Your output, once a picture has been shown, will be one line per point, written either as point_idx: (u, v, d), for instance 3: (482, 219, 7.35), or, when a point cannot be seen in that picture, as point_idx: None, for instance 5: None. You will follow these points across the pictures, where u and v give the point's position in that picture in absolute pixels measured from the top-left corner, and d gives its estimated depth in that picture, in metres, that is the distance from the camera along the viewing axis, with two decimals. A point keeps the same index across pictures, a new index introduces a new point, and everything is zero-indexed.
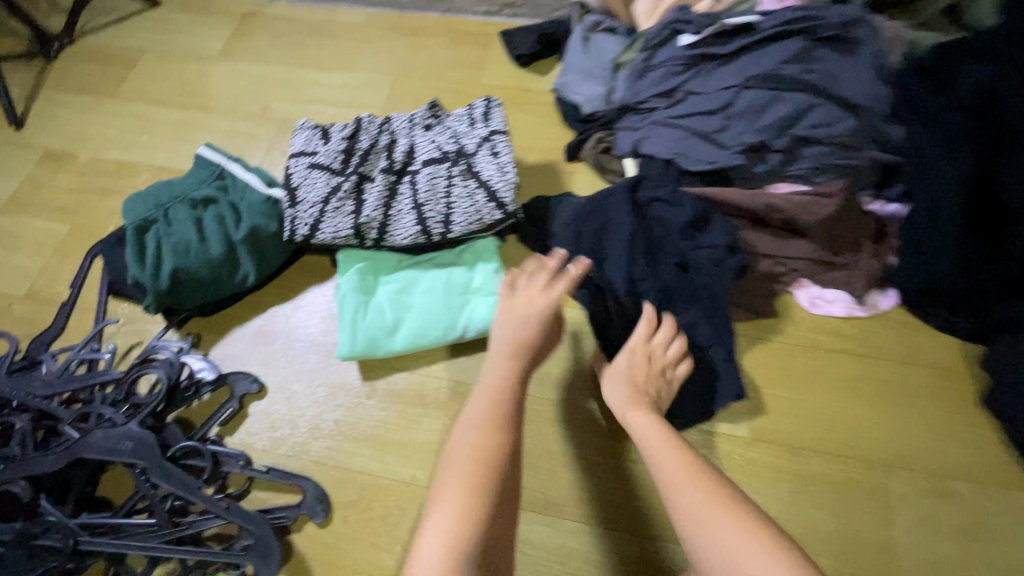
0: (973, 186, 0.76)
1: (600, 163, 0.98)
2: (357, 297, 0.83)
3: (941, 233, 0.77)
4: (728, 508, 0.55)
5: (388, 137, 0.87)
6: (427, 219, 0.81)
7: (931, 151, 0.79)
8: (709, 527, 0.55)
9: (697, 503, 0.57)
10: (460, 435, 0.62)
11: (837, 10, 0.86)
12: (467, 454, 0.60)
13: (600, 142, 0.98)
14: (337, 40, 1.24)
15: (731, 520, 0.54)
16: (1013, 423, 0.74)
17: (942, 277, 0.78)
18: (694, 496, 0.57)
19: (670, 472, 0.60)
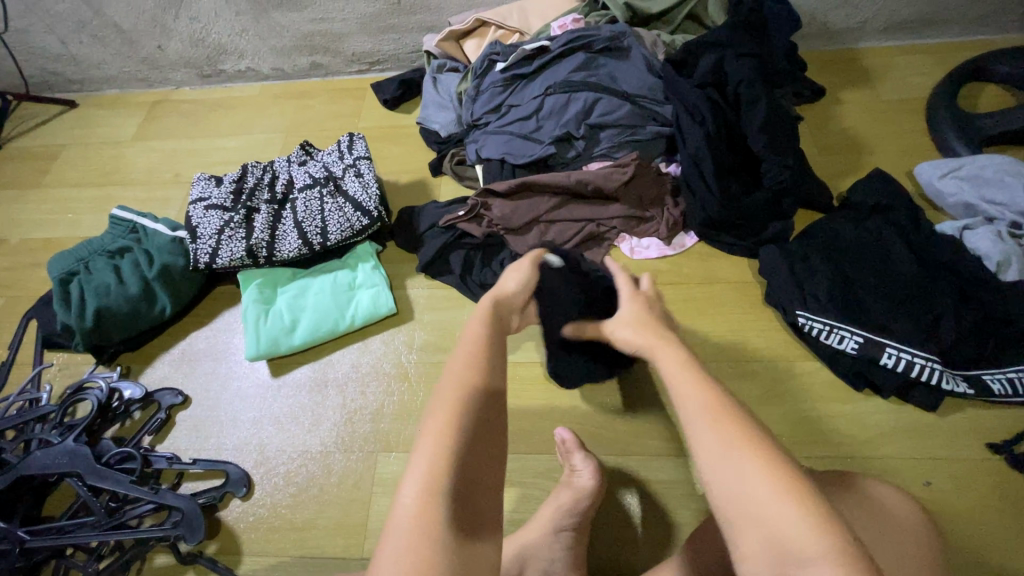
0: (716, 141, 1.01)
1: (457, 172, 1.18)
2: (258, 307, 1.00)
3: (703, 179, 1.01)
4: (748, 445, 0.45)
5: (271, 176, 1.06)
6: (307, 233, 1.00)
7: (687, 119, 1.03)
8: (708, 433, 0.46)
9: (716, 441, 0.46)
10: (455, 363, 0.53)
11: (606, 28, 1.12)
12: (462, 387, 0.51)
13: (455, 156, 1.20)
14: (235, 111, 1.46)
15: (731, 429, 0.46)
16: (785, 308, 0.93)
17: (715, 210, 1.00)
18: (721, 434, 0.46)
19: (672, 376, 0.53)
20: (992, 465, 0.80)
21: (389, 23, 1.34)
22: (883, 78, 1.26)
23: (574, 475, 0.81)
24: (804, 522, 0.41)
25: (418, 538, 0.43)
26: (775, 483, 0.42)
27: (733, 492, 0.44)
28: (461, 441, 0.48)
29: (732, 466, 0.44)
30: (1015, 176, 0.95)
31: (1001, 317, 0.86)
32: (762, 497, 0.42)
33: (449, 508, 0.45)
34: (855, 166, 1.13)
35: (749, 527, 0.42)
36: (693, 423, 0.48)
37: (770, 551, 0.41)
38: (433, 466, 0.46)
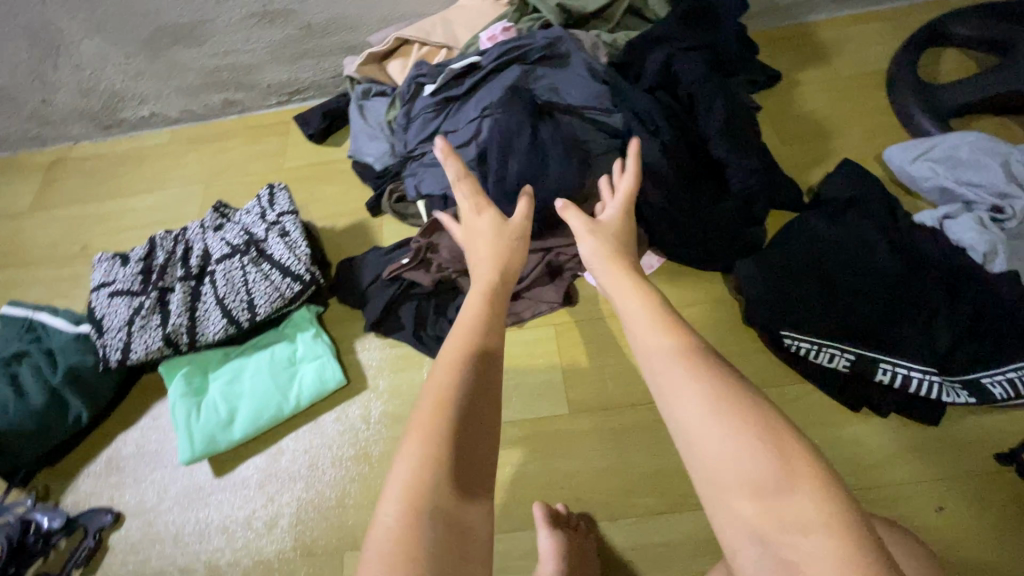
0: (672, 151, 0.91)
1: (399, 212, 1.07)
2: (187, 400, 0.88)
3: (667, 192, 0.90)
4: (718, 403, 0.49)
5: (183, 247, 0.93)
6: (231, 310, 0.88)
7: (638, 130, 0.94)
8: (693, 407, 0.50)
9: (686, 404, 0.50)
10: (445, 374, 0.57)
11: (540, 35, 1.02)
12: (451, 392, 0.55)
13: (393, 193, 1.08)
14: (145, 164, 1.30)
15: (706, 398, 0.49)
16: (768, 329, 0.86)
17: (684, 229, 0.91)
18: (688, 396, 0.50)
19: (649, 355, 0.56)
20: (1003, 477, 0.75)
21: (303, 48, 1.20)
22: (839, 53, 1.19)
23: (540, 562, 0.72)
24: (795, 488, 0.44)
25: (400, 540, 0.45)
26: (753, 447, 0.46)
27: (719, 461, 0.47)
28: (446, 447, 0.51)
29: (714, 434, 0.48)
30: (990, 155, 0.89)
31: (995, 312, 0.80)
32: (748, 465, 0.46)
33: (435, 516, 0.47)
34: (822, 155, 1.06)
35: (738, 490, 0.46)
36: (676, 398, 0.51)
37: (760, 511, 0.44)
38: (421, 469, 0.50)
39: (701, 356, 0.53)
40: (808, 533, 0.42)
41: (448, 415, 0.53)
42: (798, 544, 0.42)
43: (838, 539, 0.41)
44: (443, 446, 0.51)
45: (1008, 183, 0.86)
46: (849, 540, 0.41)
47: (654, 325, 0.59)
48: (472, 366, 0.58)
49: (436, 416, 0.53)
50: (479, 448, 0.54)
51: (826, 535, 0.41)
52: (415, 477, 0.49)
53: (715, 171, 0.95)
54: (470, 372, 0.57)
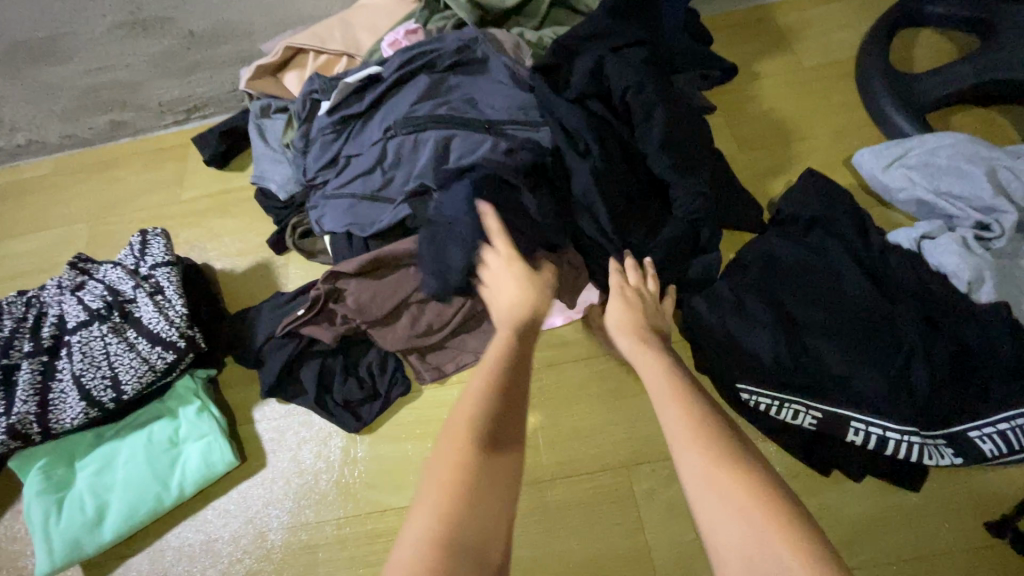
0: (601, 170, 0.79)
1: (304, 250, 0.92)
2: (45, 499, 0.74)
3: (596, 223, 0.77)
4: (722, 468, 0.45)
5: (36, 313, 0.79)
6: (90, 389, 0.74)
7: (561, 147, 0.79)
8: (694, 470, 0.46)
9: (692, 466, 0.46)
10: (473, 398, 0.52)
11: (451, 37, 0.86)
12: (476, 418, 0.50)
13: (297, 227, 0.93)
14: (25, 200, 1.15)
15: (709, 461, 0.46)
16: (722, 379, 0.74)
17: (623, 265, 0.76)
18: (692, 458, 0.46)
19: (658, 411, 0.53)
20: (993, 548, 0.64)
21: (190, 61, 1.04)
22: (803, 39, 1.05)
23: None
24: (795, 569, 0.38)
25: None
26: (751, 521, 0.41)
27: (723, 532, 0.42)
28: (476, 484, 0.45)
29: (713, 504, 0.44)
30: (972, 161, 0.76)
31: (981, 351, 0.68)
32: (749, 542, 0.40)
33: (459, 556, 0.41)
34: (783, 160, 0.93)
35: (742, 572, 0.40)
36: (680, 460, 0.48)
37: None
38: (448, 509, 0.43)
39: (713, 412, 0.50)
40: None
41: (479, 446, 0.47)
42: None
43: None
44: (472, 482, 0.45)
45: (995, 195, 0.74)
46: None
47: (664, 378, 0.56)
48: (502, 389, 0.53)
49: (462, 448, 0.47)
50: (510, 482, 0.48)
51: None
52: (438, 517, 0.43)
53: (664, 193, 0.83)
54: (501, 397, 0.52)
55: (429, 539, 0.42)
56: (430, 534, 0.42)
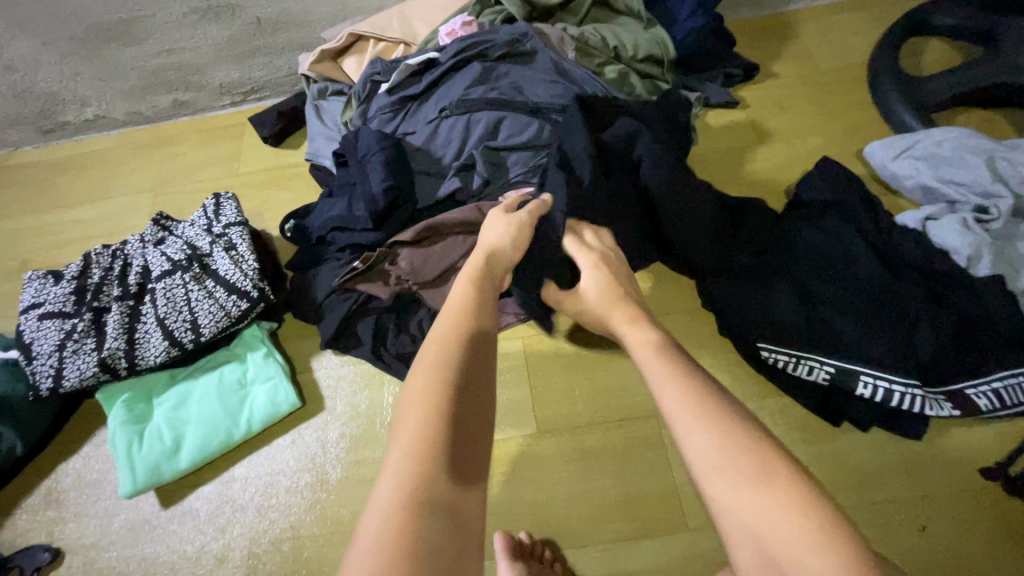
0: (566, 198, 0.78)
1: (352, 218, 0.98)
2: (128, 429, 0.82)
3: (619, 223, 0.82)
4: (732, 444, 0.50)
5: (121, 263, 0.87)
6: (173, 331, 0.82)
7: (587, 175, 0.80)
8: (703, 446, 0.51)
9: (699, 442, 0.51)
10: (440, 345, 0.57)
11: (503, 31, 0.95)
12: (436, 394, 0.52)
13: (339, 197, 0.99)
14: (88, 171, 1.22)
15: (716, 439, 0.51)
16: (744, 338, 0.82)
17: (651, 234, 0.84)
18: (700, 433, 0.51)
19: (658, 387, 0.57)
20: (990, 494, 0.71)
21: (253, 46, 1.13)
22: (818, 44, 1.14)
23: None
24: (806, 529, 0.44)
25: (392, 535, 0.42)
26: (759, 496, 0.47)
27: (724, 496, 0.48)
28: (445, 430, 0.49)
29: (719, 478, 0.49)
30: (975, 152, 0.85)
31: (979, 321, 0.76)
32: (752, 502, 0.47)
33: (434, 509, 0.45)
34: (801, 152, 1.01)
35: (746, 540, 0.46)
36: (686, 436, 0.52)
37: (761, 554, 0.45)
38: (418, 450, 0.48)
39: (709, 391, 0.55)
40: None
41: (445, 389, 0.52)
42: None
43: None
44: (444, 426, 0.50)
45: (993, 181, 0.82)
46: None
47: (659, 360, 0.59)
48: (471, 340, 0.58)
49: (432, 393, 0.52)
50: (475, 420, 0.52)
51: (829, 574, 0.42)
52: (411, 459, 0.47)
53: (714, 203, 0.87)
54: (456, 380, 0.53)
55: (404, 481, 0.46)
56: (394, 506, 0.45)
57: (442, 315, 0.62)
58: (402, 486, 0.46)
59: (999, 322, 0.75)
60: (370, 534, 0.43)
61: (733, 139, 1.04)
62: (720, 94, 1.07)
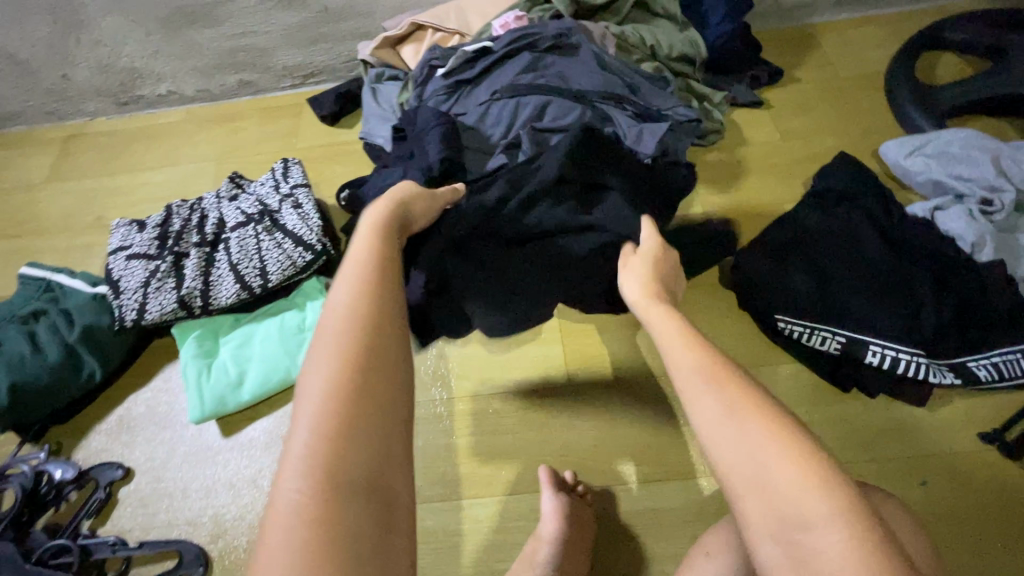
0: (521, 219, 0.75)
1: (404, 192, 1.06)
2: (198, 361, 0.90)
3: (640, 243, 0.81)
4: (740, 403, 0.47)
5: (199, 216, 0.96)
6: (244, 276, 0.91)
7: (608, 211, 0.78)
8: (708, 408, 0.48)
9: (706, 405, 0.48)
10: (347, 311, 0.51)
11: (551, 26, 1.05)
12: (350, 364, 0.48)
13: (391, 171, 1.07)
14: (158, 140, 1.33)
15: (722, 388, 0.49)
16: (763, 313, 0.89)
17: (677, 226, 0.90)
18: (709, 397, 0.48)
19: (665, 343, 0.56)
20: (986, 456, 0.78)
21: (318, 33, 1.24)
22: (840, 53, 1.23)
23: (541, 523, 0.75)
24: (806, 478, 0.42)
25: (311, 521, 0.41)
26: (768, 440, 0.44)
27: (726, 444, 0.45)
28: (359, 404, 0.46)
29: (726, 420, 0.46)
30: (981, 150, 0.92)
31: (983, 301, 0.82)
32: (756, 453, 0.44)
33: (352, 492, 0.43)
34: (821, 150, 1.09)
35: (749, 489, 0.43)
36: (693, 399, 0.49)
37: (772, 506, 0.42)
38: (324, 429, 0.44)
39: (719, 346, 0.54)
40: (814, 527, 0.40)
41: (349, 361, 0.48)
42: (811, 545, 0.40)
43: (856, 536, 0.39)
44: (353, 395, 0.46)
45: (997, 176, 0.89)
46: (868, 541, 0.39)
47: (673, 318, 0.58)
48: (381, 298, 0.53)
49: (337, 366, 0.48)
50: (390, 383, 0.48)
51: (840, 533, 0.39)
52: (320, 438, 0.44)
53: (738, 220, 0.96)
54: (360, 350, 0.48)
55: (309, 468, 0.43)
56: (303, 496, 0.42)
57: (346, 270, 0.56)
58: (311, 469, 0.43)
59: (999, 302, 0.82)
60: (285, 515, 0.41)
61: (757, 135, 1.13)
62: (747, 94, 1.15)
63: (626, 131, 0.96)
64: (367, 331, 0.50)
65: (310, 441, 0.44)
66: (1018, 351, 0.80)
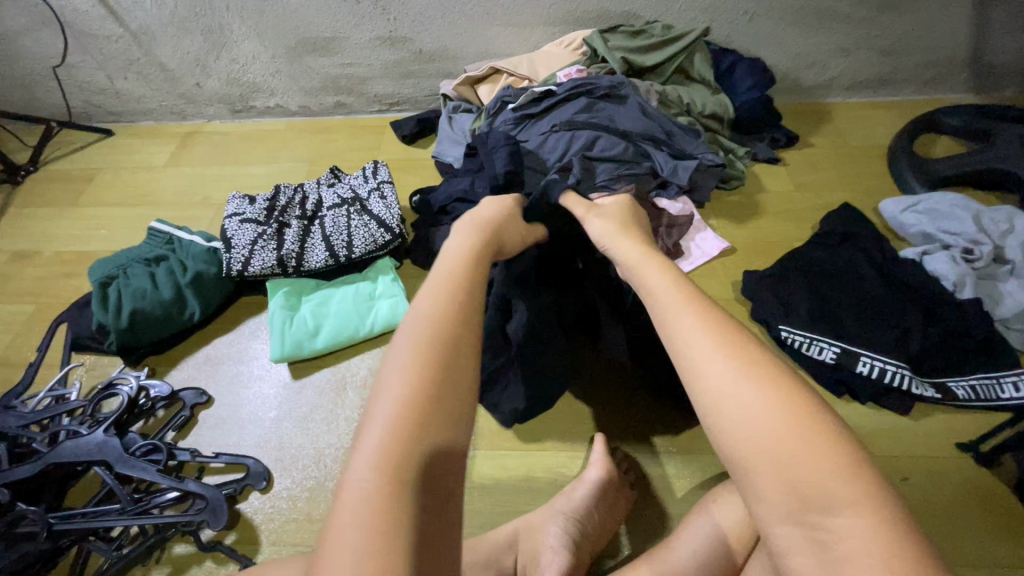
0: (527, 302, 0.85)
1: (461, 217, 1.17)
2: (284, 312, 1.07)
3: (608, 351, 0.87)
4: (749, 373, 0.50)
5: (303, 199, 1.18)
6: (334, 246, 1.10)
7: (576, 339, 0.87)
8: (720, 376, 0.51)
9: (717, 373, 0.51)
10: (428, 317, 0.56)
11: (605, 78, 1.26)
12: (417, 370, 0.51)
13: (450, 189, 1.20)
14: (262, 142, 1.57)
15: (740, 371, 0.50)
16: (769, 324, 1.02)
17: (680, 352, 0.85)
18: (717, 364, 0.51)
19: (676, 324, 0.57)
20: (962, 462, 0.88)
21: (410, 69, 1.49)
22: (850, 128, 1.43)
23: (586, 470, 0.83)
24: (826, 463, 0.44)
25: (385, 504, 0.44)
26: (787, 422, 0.46)
27: (747, 429, 0.47)
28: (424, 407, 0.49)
29: (742, 401, 0.49)
30: (964, 211, 1.09)
31: (961, 331, 0.95)
32: (770, 434, 0.46)
33: (412, 485, 0.46)
34: (829, 201, 1.26)
35: (765, 469, 0.45)
36: (702, 368, 0.52)
37: (787, 484, 0.44)
38: (398, 424, 0.48)
39: (732, 330, 0.55)
40: (836, 511, 0.42)
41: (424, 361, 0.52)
42: (828, 522, 0.42)
43: (876, 517, 0.42)
44: (426, 398, 0.50)
45: (978, 232, 1.05)
46: (881, 518, 0.42)
47: (681, 300, 0.60)
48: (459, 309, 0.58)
49: (414, 366, 0.52)
50: (454, 396, 0.51)
51: (856, 510, 0.42)
52: (388, 436, 0.47)
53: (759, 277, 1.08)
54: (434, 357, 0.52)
55: (376, 465, 0.46)
56: (368, 492, 0.45)
57: (428, 283, 0.61)
58: (376, 469, 0.46)
59: (975, 332, 0.94)
60: (357, 507, 0.44)
61: (773, 186, 1.31)
62: (766, 151, 1.35)
63: (662, 166, 1.18)
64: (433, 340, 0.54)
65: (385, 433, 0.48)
66: (997, 377, 0.91)
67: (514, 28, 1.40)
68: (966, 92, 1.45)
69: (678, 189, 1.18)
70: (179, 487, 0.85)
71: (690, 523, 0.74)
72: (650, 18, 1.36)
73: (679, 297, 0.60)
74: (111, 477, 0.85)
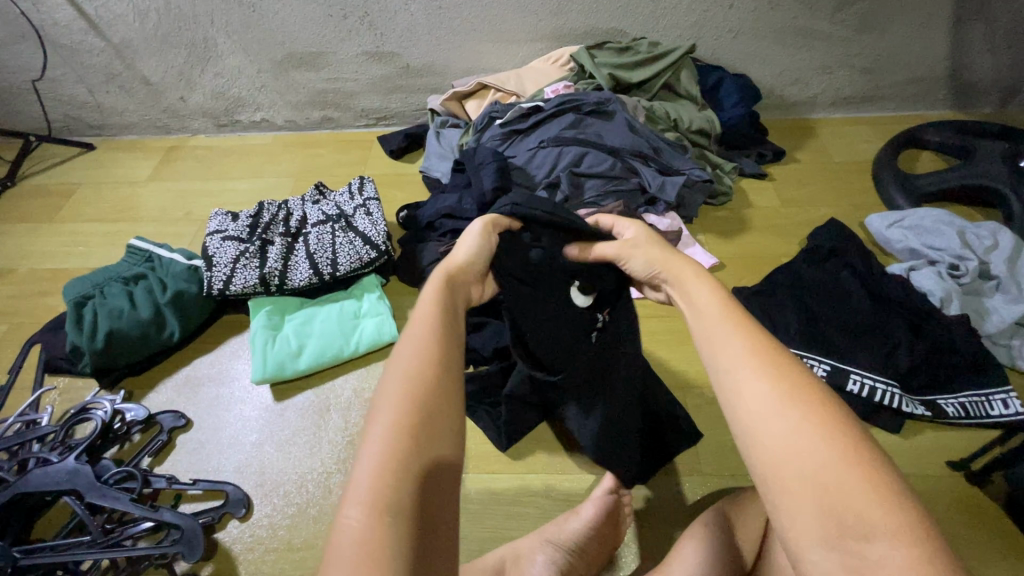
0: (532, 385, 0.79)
1: (442, 230, 1.13)
2: (266, 332, 1.04)
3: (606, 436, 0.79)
4: (787, 395, 0.44)
5: (286, 216, 1.17)
6: (319, 264, 1.08)
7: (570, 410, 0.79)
8: (759, 398, 0.44)
9: (754, 392, 0.44)
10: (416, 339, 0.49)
11: (593, 95, 1.26)
12: (421, 389, 0.45)
13: (432, 205, 1.16)
14: (247, 156, 1.55)
15: (779, 393, 0.44)
16: None
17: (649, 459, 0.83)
18: (758, 385, 0.45)
19: (713, 341, 0.49)
20: (954, 480, 0.88)
21: (398, 84, 1.49)
22: (835, 144, 1.44)
23: (581, 505, 0.81)
24: (868, 492, 0.38)
25: (370, 554, 0.38)
26: (829, 448, 0.40)
27: (783, 455, 0.41)
28: (419, 437, 0.43)
29: (782, 427, 0.42)
30: (949, 226, 1.10)
31: (950, 347, 0.94)
32: (811, 464, 0.40)
33: (405, 518, 0.40)
34: (815, 216, 1.27)
35: (804, 499, 0.40)
36: (740, 387, 0.45)
37: (824, 513, 0.39)
38: (388, 465, 0.41)
39: (776, 349, 0.48)
40: (877, 540, 0.37)
41: (424, 385, 0.46)
42: (866, 553, 0.37)
43: (919, 553, 0.36)
44: (419, 434, 0.43)
45: (963, 247, 1.06)
46: (928, 553, 0.36)
47: (719, 313, 0.51)
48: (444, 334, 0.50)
49: (401, 405, 0.44)
50: (450, 430, 0.45)
51: (900, 542, 0.37)
52: (381, 465, 0.41)
53: (749, 292, 1.08)
54: (424, 383, 0.46)
55: (372, 497, 0.40)
56: (360, 527, 0.39)
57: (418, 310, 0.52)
58: (370, 499, 0.40)
59: (964, 348, 0.93)
60: (345, 543, 0.39)
61: (760, 201, 1.31)
62: (753, 166, 1.35)
63: (649, 182, 1.18)
64: (431, 364, 0.47)
65: (372, 472, 0.41)
66: (986, 395, 0.91)
67: (502, 44, 1.40)
68: (947, 109, 1.48)
69: (666, 205, 1.17)
70: (153, 516, 0.81)
71: (682, 550, 0.72)
72: (637, 34, 1.37)
73: (719, 309, 0.51)
74: (82, 507, 0.81)
